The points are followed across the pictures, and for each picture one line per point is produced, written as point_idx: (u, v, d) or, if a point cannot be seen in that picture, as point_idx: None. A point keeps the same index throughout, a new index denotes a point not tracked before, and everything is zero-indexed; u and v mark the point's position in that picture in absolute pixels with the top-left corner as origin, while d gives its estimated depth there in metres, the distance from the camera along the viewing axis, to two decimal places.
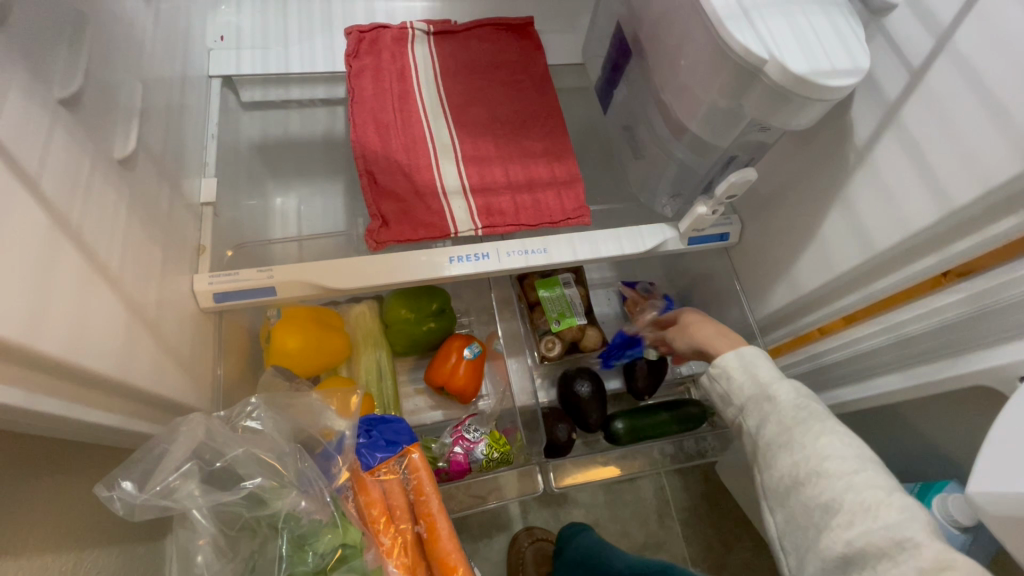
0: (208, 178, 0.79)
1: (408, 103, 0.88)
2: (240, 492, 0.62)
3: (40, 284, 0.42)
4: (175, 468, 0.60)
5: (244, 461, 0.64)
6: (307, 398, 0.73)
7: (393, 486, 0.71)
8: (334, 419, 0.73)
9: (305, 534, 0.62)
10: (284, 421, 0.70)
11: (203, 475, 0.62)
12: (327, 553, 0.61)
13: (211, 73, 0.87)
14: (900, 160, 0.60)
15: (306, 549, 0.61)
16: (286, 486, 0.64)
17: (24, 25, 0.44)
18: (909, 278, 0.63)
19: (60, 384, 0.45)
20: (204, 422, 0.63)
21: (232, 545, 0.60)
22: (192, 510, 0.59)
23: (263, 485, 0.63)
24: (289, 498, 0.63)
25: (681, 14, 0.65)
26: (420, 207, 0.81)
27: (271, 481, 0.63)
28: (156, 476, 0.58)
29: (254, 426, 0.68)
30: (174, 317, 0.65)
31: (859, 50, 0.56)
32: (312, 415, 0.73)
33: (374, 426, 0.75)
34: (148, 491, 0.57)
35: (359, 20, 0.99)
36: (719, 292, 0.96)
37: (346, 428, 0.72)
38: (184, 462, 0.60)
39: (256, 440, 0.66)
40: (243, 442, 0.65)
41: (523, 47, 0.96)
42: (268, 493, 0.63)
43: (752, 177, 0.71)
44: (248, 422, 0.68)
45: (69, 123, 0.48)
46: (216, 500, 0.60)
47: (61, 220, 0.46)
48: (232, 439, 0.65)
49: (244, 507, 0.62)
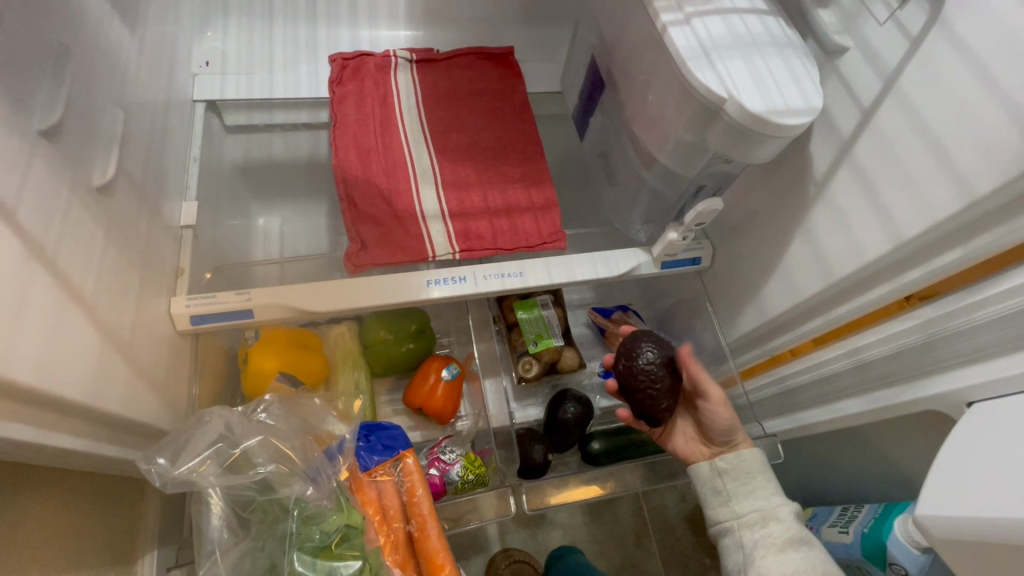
0: (189, 201, 0.81)
1: (390, 129, 0.91)
2: (254, 477, 0.64)
3: (16, 312, 0.43)
4: (197, 453, 0.64)
5: (258, 451, 0.66)
6: (312, 401, 0.74)
7: (388, 487, 0.72)
8: (336, 424, 0.74)
9: (312, 514, 0.64)
10: (294, 420, 0.72)
11: (219, 460, 0.65)
12: (331, 533, 0.63)
13: (196, 97, 0.89)
14: (853, 193, 0.63)
15: (313, 528, 0.63)
16: (295, 474, 0.66)
17: (7, 61, 0.45)
18: (864, 306, 0.66)
19: (30, 412, 0.45)
20: (223, 415, 0.67)
21: (244, 525, 0.63)
22: (210, 488, 0.63)
23: (274, 471, 0.65)
24: (297, 485, 0.65)
25: (649, 51, 0.68)
26: (399, 230, 0.83)
27: (281, 467, 0.66)
28: (184, 457, 0.63)
29: (265, 421, 0.70)
30: (149, 340, 0.65)
31: (813, 91, 0.59)
32: (317, 419, 0.73)
33: (372, 431, 0.76)
34: (180, 468, 0.62)
35: (343, 47, 1.01)
36: (693, 315, 0.98)
37: (347, 432, 0.73)
38: (209, 446, 0.65)
39: (269, 431, 0.68)
40: (259, 430, 0.68)
41: (503, 75, 0.99)
42: (278, 479, 0.65)
43: (719, 206, 0.74)
44: (260, 417, 0.70)
45: (49, 153, 0.49)
46: (231, 481, 0.63)
47: (37, 248, 0.47)
48: (248, 429, 0.67)
49: (256, 491, 0.64)
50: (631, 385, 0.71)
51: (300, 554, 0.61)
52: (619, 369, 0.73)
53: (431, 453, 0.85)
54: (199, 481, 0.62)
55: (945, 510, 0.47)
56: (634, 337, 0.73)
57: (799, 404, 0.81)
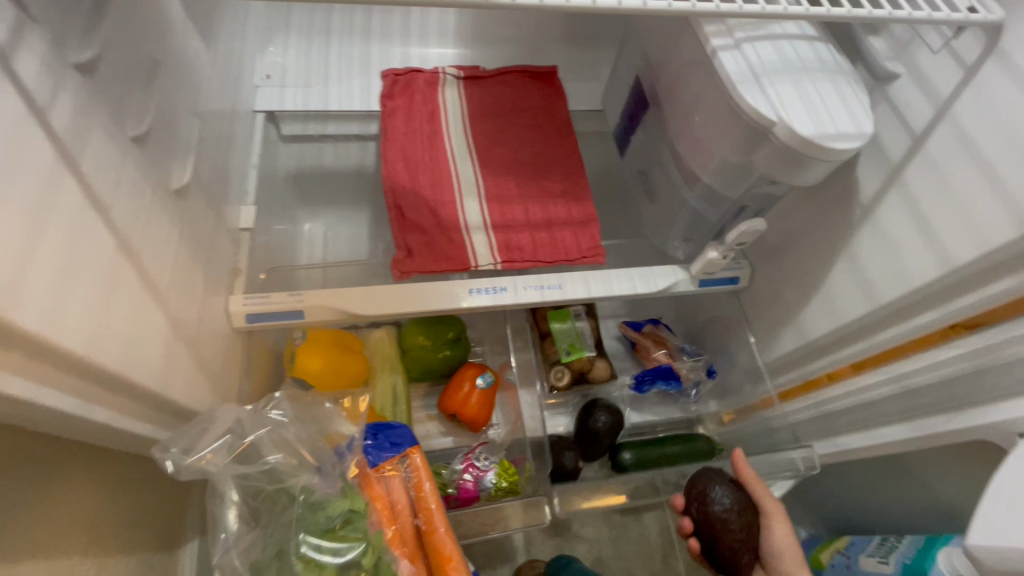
0: (247, 205, 0.86)
1: (436, 142, 0.94)
2: (263, 467, 0.67)
3: (106, 303, 0.47)
4: (211, 443, 0.64)
5: (267, 443, 0.69)
6: (324, 404, 0.75)
7: (396, 483, 0.72)
8: (344, 425, 0.73)
9: (318, 501, 0.65)
10: (304, 416, 0.73)
11: (231, 451, 0.66)
12: (335, 517, 0.63)
13: (257, 108, 0.95)
14: (902, 218, 0.63)
15: (319, 513, 0.64)
16: (303, 467, 0.68)
17: (111, 74, 0.49)
18: (908, 332, 0.66)
19: (107, 397, 0.48)
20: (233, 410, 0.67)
21: (255, 513, 0.66)
22: (221, 477, 0.65)
23: (282, 462, 0.68)
24: (304, 476, 0.67)
25: (696, 73, 0.70)
26: (443, 240, 0.85)
27: (290, 459, 0.68)
28: (199, 445, 0.62)
29: (277, 417, 0.71)
30: (209, 335, 0.68)
31: (863, 116, 0.60)
32: (326, 419, 0.73)
33: (380, 430, 0.77)
34: (193, 457, 0.62)
35: (394, 63, 1.06)
36: (729, 335, 0.98)
37: (355, 431, 0.72)
38: (221, 437, 0.65)
39: (279, 425, 0.70)
40: (268, 423, 0.70)
41: (546, 93, 1.02)
42: (286, 470, 0.67)
43: (762, 227, 0.75)
44: (272, 413, 0.71)
45: (139, 157, 0.53)
46: (241, 470, 0.66)
47: (125, 245, 0.50)
48: (257, 422, 0.69)
49: (265, 480, 0.67)
50: (708, 530, 0.72)
51: (307, 535, 0.62)
52: (693, 513, 0.75)
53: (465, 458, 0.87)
54: (211, 470, 0.64)
55: (995, 542, 0.46)
56: (706, 477, 0.75)
57: (839, 428, 0.80)
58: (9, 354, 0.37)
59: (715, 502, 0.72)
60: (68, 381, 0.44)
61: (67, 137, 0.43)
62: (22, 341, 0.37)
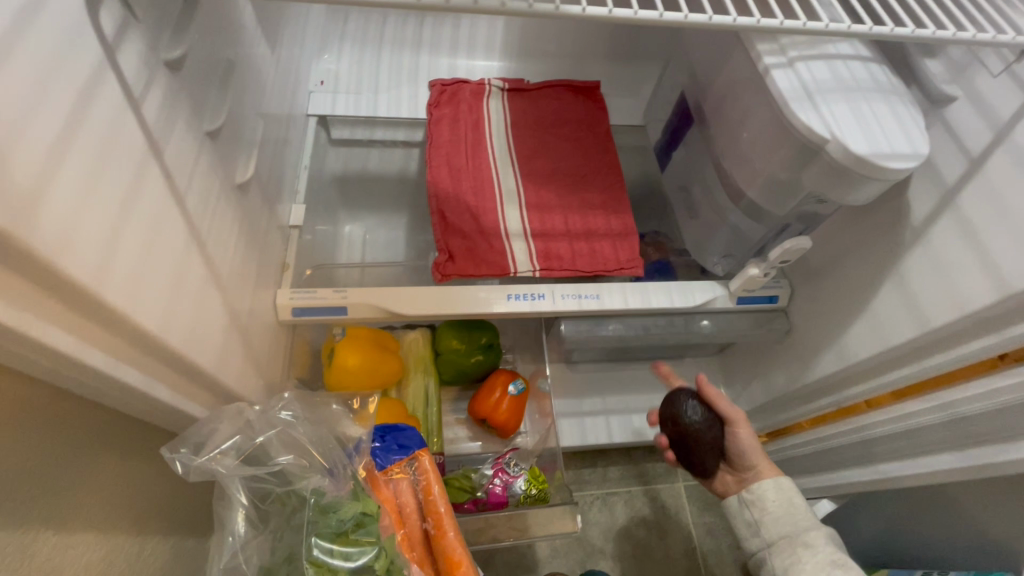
0: (298, 204, 0.90)
1: (480, 151, 0.96)
2: (273, 468, 0.62)
3: (175, 285, 0.49)
4: (221, 442, 0.61)
5: (276, 445, 0.64)
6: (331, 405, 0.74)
7: (404, 486, 0.68)
8: (351, 426, 0.71)
9: (330, 503, 0.59)
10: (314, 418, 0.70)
11: (239, 453, 0.62)
12: (346, 521, 0.57)
13: (310, 112, 0.99)
14: (956, 242, 0.62)
15: (330, 516, 0.58)
16: (312, 469, 0.63)
17: (193, 71, 0.52)
18: (960, 359, 0.64)
19: (168, 376, 0.51)
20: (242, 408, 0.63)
21: (263, 518, 0.60)
22: (229, 481, 0.59)
23: (292, 463, 0.63)
24: (315, 477, 0.62)
25: (746, 90, 0.71)
26: (484, 245, 0.87)
27: (301, 460, 0.63)
28: (207, 445, 0.59)
29: (286, 416, 0.67)
30: (259, 325, 0.71)
31: (919, 138, 0.59)
32: (333, 421, 0.71)
33: (387, 432, 0.78)
34: (202, 456, 0.59)
35: (441, 73, 1.09)
36: (769, 355, 0.97)
37: (364, 431, 0.70)
38: (231, 437, 0.61)
39: (289, 426, 0.67)
40: (277, 424, 0.66)
41: (588, 107, 1.04)
42: (297, 471, 0.62)
43: (807, 246, 0.74)
44: (281, 414, 0.67)
45: (211, 151, 0.56)
46: (251, 472, 0.61)
47: (196, 233, 0.53)
48: (266, 423, 0.65)
49: (275, 483, 0.62)
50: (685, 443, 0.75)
51: (318, 539, 0.56)
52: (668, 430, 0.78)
53: (495, 464, 0.87)
54: (219, 472, 0.59)
55: None
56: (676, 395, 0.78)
57: (882, 455, 0.77)
58: (86, 327, 0.39)
59: (685, 414, 0.76)
60: (136, 356, 0.45)
61: (155, 128, 0.45)
62: (102, 315, 0.39)
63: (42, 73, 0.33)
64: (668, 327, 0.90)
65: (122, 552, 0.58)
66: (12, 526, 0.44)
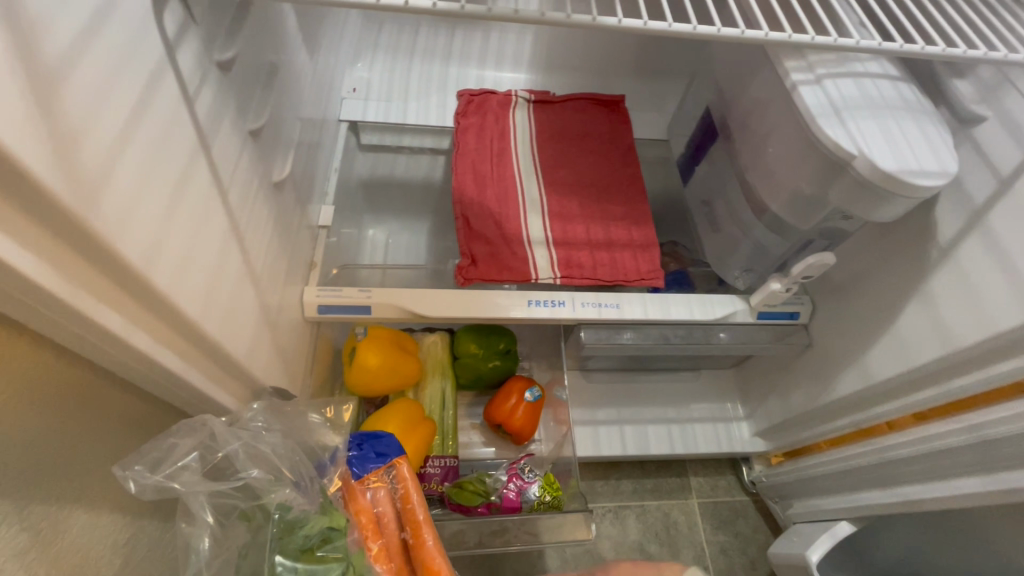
0: (327, 205, 0.94)
1: (505, 159, 0.98)
2: (237, 483, 0.58)
3: (215, 276, 0.51)
4: (182, 456, 0.56)
5: (242, 456, 0.60)
6: (309, 414, 0.69)
7: (380, 495, 0.68)
8: (325, 434, 0.68)
9: (295, 520, 0.57)
10: (287, 429, 0.66)
11: (202, 467, 0.57)
12: (313, 537, 0.56)
13: (342, 118, 1.04)
14: (985, 262, 0.62)
15: (294, 533, 0.56)
16: (280, 482, 0.60)
17: (242, 73, 0.55)
18: (987, 381, 0.63)
19: (203, 363, 0.52)
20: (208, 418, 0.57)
21: (226, 534, 0.57)
22: (190, 497, 0.55)
23: (258, 477, 0.59)
24: (282, 491, 0.58)
25: (772, 106, 0.71)
26: (506, 251, 0.88)
27: (268, 473, 0.60)
28: (166, 459, 0.54)
29: (256, 427, 0.62)
30: (286, 320, 0.73)
31: (947, 157, 0.59)
32: (309, 429, 0.68)
33: (365, 439, 0.73)
34: (159, 474, 0.53)
35: (470, 84, 1.12)
36: (789, 372, 0.96)
37: (337, 440, 0.68)
38: (190, 452, 0.56)
39: (258, 438, 0.62)
40: (246, 435, 0.61)
41: (613, 120, 1.05)
42: (263, 486, 0.59)
43: (830, 262, 0.74)
44: (250, 424, 0.62)
45: (253, 150, 0.59)
46: (215, 488, 0.57)
47: (235, 228, 0.55)
48: (231, 435, 0.59)
49: (239, 498, 0.58)
50: None
51: (282, 558, 0.54)
52: None
53: (510, 469, 0.88)
54: (179, 489, 0.55)
55: None
56: None
57: (904, 477, 0.76)
58: (135, 310, 0.41)
59: None
60: (175, 340, 0.47)
61: (206, 125, 0.48)
62: (148, 298, 0.41)
63: (113, 68, 0.35)
64: (687, 338, 0.90)
65: (145, 536, 0.60)
66: (49, 501, 0.46)
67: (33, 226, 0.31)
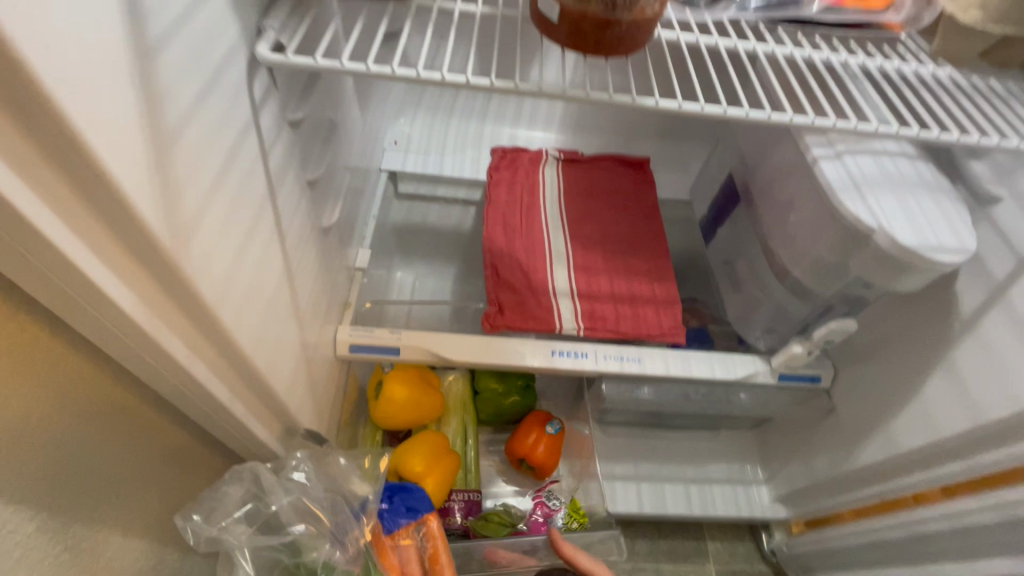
0: (364, 249, 0.99)
1: (534, 213, 1.03)
2: (284, 539, 0.62)
3: (268, 312, 0.54)
4: (235, 508, 0.60)
5: (288, 511, 0.63)
6: (341, 459, 0.72)
7: (409, 553, 0.73)
8: (357, 482, 0.71)
9: None
10: (325, 478, 0.69)
11: (252, 519, 0.62)
12: None
13: (383, 167, 1.10)
14: (1008, 336, 0.63)
15: None
16: (322, 537, 0.64)
17: (308, 130, 0.61)
18: (1011, 458, 0.62)
19: (246, 394, 0.55)
20: (255, 468, 0.62)
21: None
22: (240, 550, 0.60)
23: (304, 533, 0.63)
24: (324, 549, 0.63)
25: (794, 177, 0.75)
26: (532, 301, 0.91)
27: (311, 528, 0.64)
28: (219, 512, 0.59)
29: (299, 478, 0.66)
30: (321, 356, 0.76)
31: (966, 234, 0.62)
32: (343, 476, 0.71)
33: (395, 493, 0.77)
34: (215, 525, 0.57)
35: (503, 141, 1.19)
36: (811, 436, 0.95)
37: (370, 491, 0.71)
38: (242, 502, 0.61)
39: (303, 490, 0.65)
40: (293, 488, 0.64)
41: (638, 180, 1.10)
42: (307, 541, 0.63)
43: (852, 328, 0.76)
44: (294, 474, 0.66)
45: (309, 197, 0.64)
46: (261, 541, 0.61)
47: (289, 268, 0.59)
48: (277, 486, 0.63)
49: (283, 552, 0.62)
50: None
51: None
52: None
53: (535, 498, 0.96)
54: (230, 541, 0.59)
55: None
56: None
57: (936, 555, 0.74)
58: (196, 340, 0.45)
59: None
60: (225, 371, 0.50)
61: (275, 176, 0.53)
62: (209, 330, 0.44)
63: (213, 126, 0.40)
64: (708, 396, 0.91)
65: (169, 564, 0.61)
66: (89, 521, 0.48)
67: (122, 252, 0.35)
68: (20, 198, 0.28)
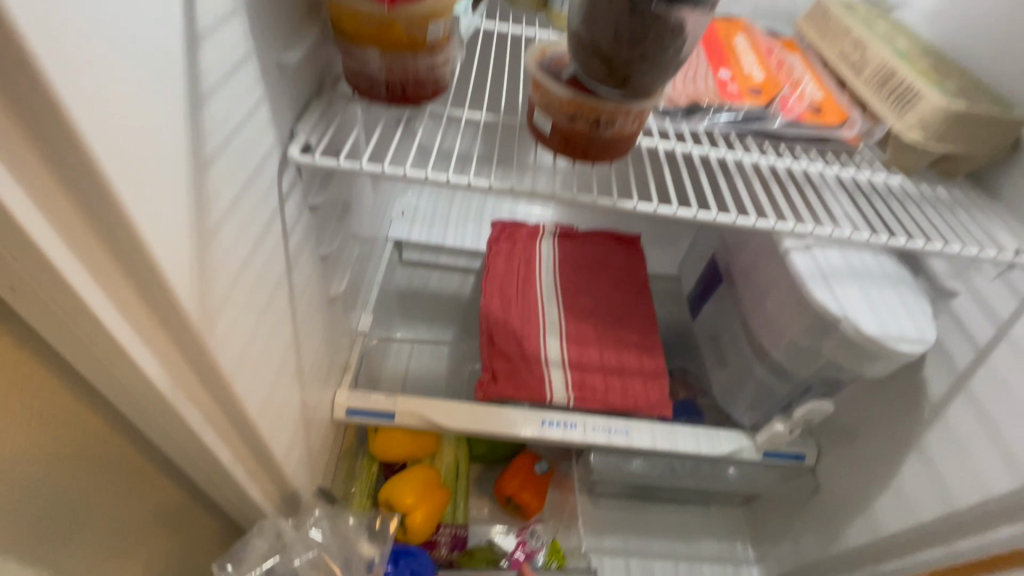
0: (367, 313, 1.04)
1: (530, 284, 1.08)
2: None
3: (275, 379, 0.58)
4: (257, 564, 0.68)
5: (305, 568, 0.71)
6: (351, 519, 0.78)
7: None
8: (363, 543, 0.77)
9: None
10: (338, 539, 0.75)
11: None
12: None
13: (389, 236, 1.18)
14: (973, 424, 0.66)
15: None
16: None
17: (325, 212, 0.68)
18: (979, 548, 0.63)
19: (246, 457, 0.58)
20: (273, 526, 0.69)
21: None
22: None
23: None
24: None
25: (770, 264, 0.81)
26: (525, 370, 0.95)
27: None
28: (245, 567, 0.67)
29: (315, 536, 0.73)
30: (319, 419, 0.79)
31: (926, 325, 0.67)
32: (352, 538, 0.77)
33: (400, 556, 0.81)
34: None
35: (503, 215, 1.28)
36: (799, 516, 0.95)
37: (375, 553, 0.77)
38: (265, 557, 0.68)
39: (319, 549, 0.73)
40: (310, 547, 0.72)
41: (629, 255, 1.17)
42: None
43: (829, 409, 0.79)
44: (311, 532, 0.73)
45: (320, 271, 0.70)
46: None
47: (297, 337, 0.64)
48: (297, 543, 0.70)
49: None
50: None
51: None
52: None
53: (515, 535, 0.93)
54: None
55: None
56: None
57: None
58: (207, 405, 0.49)
59: None
60: (229, 433, 0.54)
61: (293, 255, 0.59)
62: (222, 397, 0.48)
63: (244, 219, 0.46)
64: (695, 472, 0.93)
65: None
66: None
67: (156, 329, 0.40)
68: (78, 280, 0.33)
